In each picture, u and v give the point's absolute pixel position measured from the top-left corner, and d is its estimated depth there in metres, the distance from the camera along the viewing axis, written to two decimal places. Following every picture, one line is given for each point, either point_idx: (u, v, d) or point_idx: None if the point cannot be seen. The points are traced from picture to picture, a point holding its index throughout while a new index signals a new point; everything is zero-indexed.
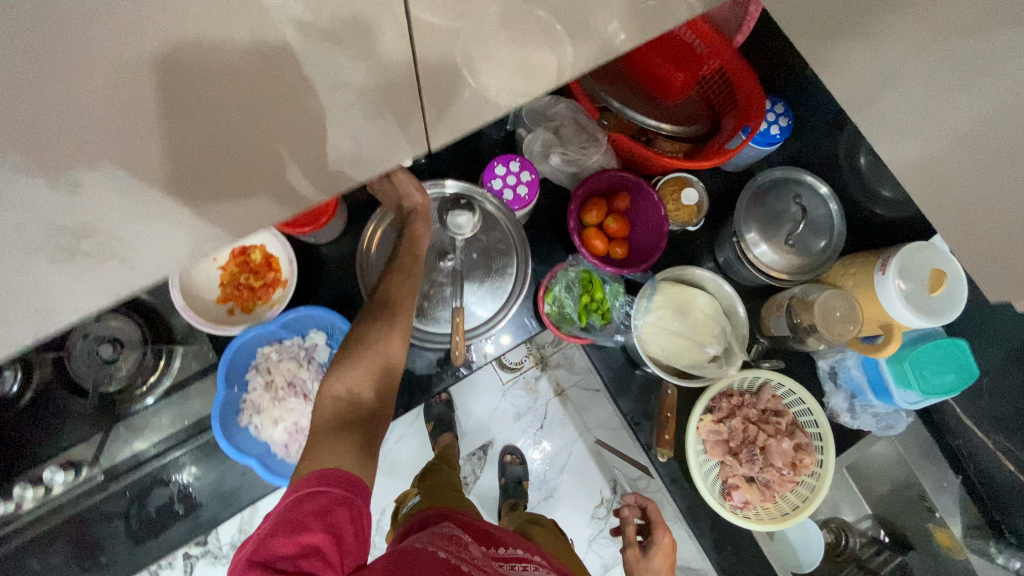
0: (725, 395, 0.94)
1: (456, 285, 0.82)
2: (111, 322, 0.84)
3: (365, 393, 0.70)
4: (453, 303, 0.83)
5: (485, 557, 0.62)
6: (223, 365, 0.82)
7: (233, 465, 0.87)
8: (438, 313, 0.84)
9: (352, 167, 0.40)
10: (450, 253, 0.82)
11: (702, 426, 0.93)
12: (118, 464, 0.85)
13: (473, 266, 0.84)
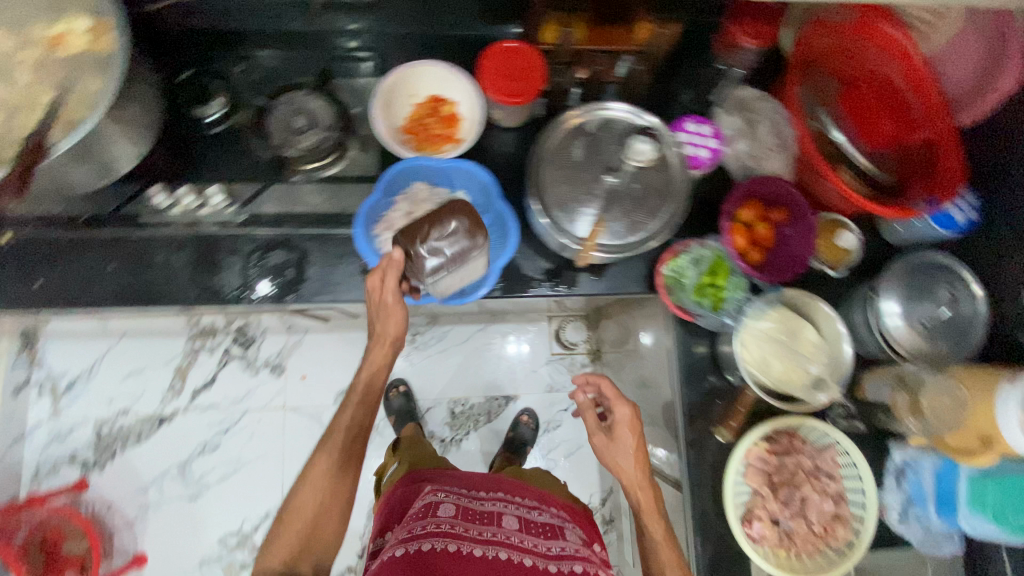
0: (789, 433, 0.94)
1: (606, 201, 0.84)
2: (316, 101, 0.97)
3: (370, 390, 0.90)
4: (593, 213, 0.85)
5: (450, 521, 0.91)
6: (389, 175, 0.92)
7: (345, 264, 0.95)
8: (577, 215, 0.85)
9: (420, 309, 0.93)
10: (616, 172, 0.85)
11: (753, 449, 0.92)
12: (262, 212, 0.96)
13: (630, 194, 0.85)
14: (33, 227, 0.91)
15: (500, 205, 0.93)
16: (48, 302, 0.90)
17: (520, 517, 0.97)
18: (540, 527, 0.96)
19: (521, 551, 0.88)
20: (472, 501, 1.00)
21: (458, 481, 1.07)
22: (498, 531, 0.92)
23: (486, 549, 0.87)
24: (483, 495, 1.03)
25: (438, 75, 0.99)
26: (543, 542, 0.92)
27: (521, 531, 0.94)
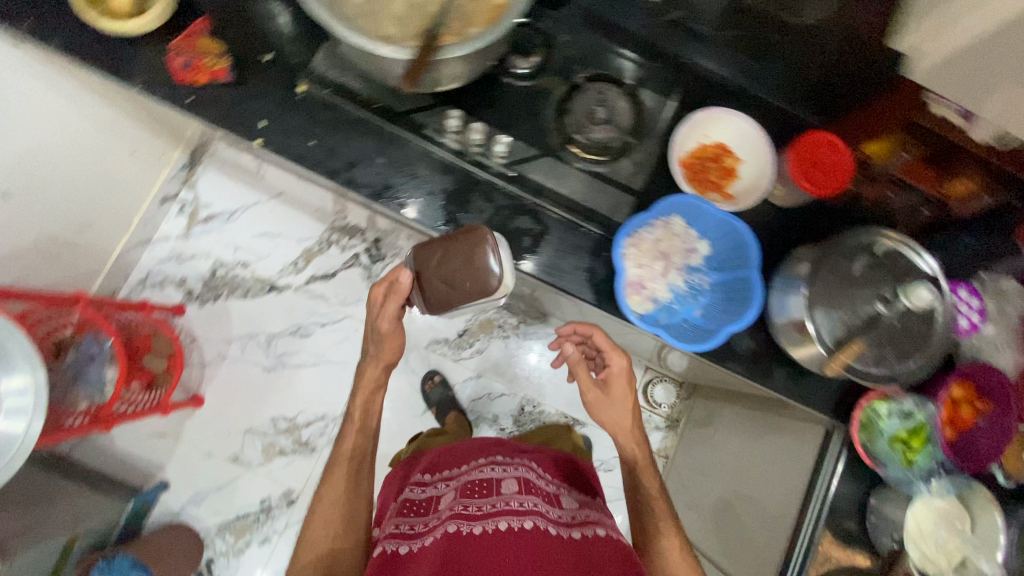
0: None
1: (865, 327, 0.84)
2: (621, 100, 0.97)
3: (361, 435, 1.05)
4: (844, 327, 0.85)
5: (448, 504, 0.94)
6: (667, 201, 0.91)
7: (578, 257, 0.97)
8: (830, 324, 0.85)
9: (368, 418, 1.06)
10: (885, 304, 0.84)
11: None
12: (528, 178, 0.98)
13: (889, 330, 0.84)
14: (331, 93, 0.94)
15: (753, 277, 0.90)
16: (315, 166, 0.94)
17: (516, 478, 0.97)
18: (535, 489, 0.97)
19: (520, 515, 0.87)
20: (467, 476, 1.01)
21: (459, 455, 1.10)
22: (498, 498, 0.91)
23: (484, 516, 0.87)
24: (472, 464, 1.04)
25: (728, 128, 0.98)
26: (544, 503, 0.93)
27: (521, 493, 0.93)
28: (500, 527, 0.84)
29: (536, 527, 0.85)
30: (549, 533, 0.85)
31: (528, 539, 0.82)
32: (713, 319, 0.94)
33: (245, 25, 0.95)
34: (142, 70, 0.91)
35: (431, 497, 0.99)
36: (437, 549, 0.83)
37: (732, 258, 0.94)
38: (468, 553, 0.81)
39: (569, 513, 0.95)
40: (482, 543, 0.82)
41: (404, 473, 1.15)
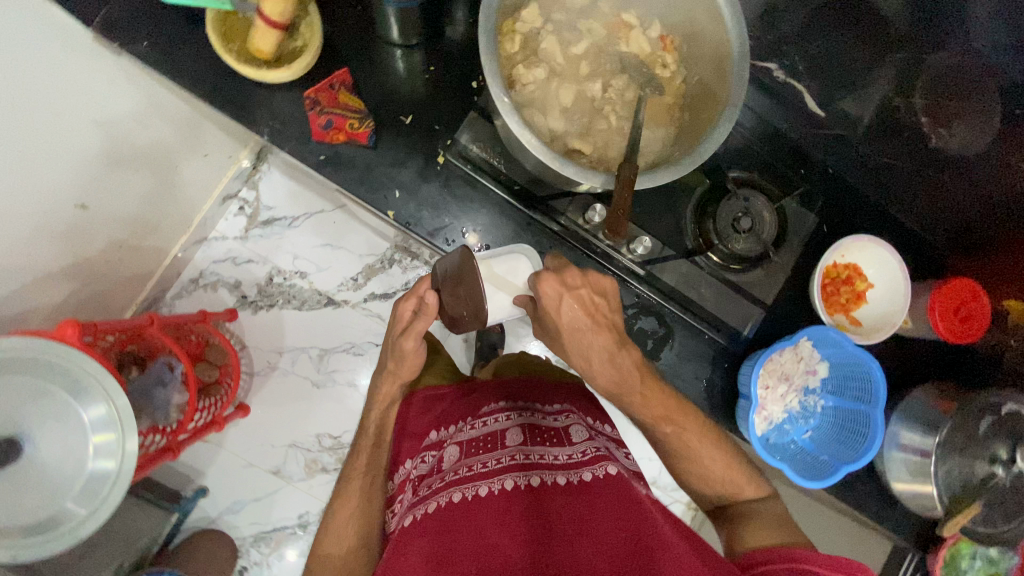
0: None
1: (975, 489, 0.84)
2: (766, 210, 0.91)
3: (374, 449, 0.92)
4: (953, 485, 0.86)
5: (454, 463, 0.79)
6: (807, 333, 0.89)
7: (698, 366, 0.96)
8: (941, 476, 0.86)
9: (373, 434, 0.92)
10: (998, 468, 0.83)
11: None
12: (661, 280, 0.93)
13: (998, 492, 0.84)
14: (472, 168, 0.89)
15: (874, 415, 0.88)
16: (445, 244, 0.90)
17: (519, 427, 0.82)
18: (543, 434, 0.81)
19: (522, 470, 0.72)
20: (471, 427, 0.86)
21: (466, 404, 0.94)
22: (494, 455, 0.76)
23: (480, 476, 0.73)
24: (477, 414, 0.89)
25: (868, 252, 0.93)
26: (548, 451, 0.76)
27: (526, 444, 0.78)
28: (499, 490, 0.70)
29: (541, 483, 0.71)
30: (560, 488, 0.69)
31: (533, 502, 0.68)
32: (824, 446, 0.95)
33: (387, 80, 0.88)
34: (272, 120, 0.85)
35: (435, 460, 0.85)
36: (427, 528, 0.70)
37: (851, 390, 0.93)
38: (461, 532, 0.66)
39: (578, 447, 0.77)
40: (475, 511, 0.68)
41: (415, 404, 0.98)
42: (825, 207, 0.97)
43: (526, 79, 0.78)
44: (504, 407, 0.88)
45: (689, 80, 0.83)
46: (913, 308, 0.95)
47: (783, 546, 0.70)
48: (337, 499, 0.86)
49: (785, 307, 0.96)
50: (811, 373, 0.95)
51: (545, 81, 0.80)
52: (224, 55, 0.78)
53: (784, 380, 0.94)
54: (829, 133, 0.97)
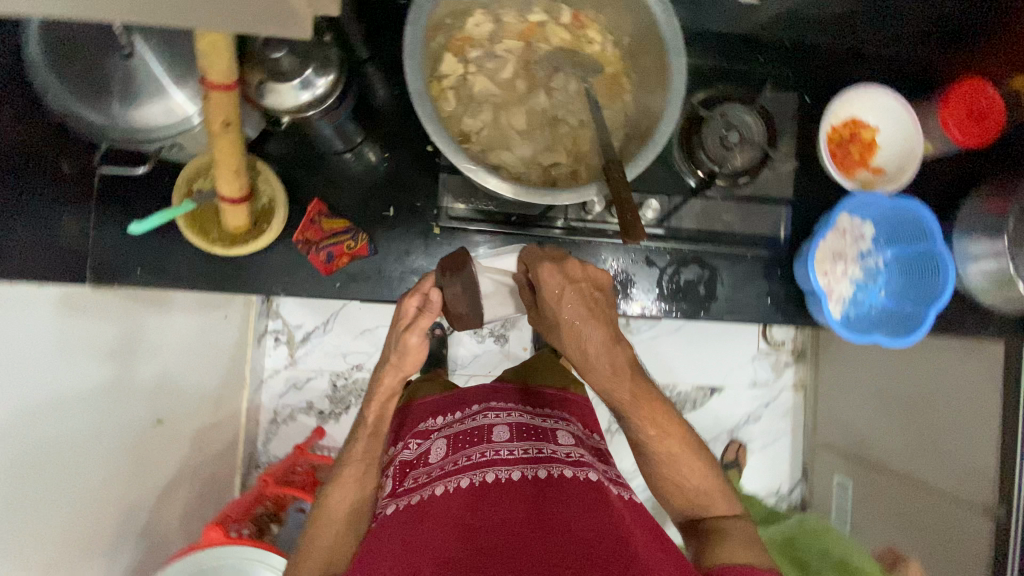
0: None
1: None
2: (747, 116, 0.90)
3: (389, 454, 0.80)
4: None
5: (447, 456, 0.70)
6: (838, 211, 0.89)
7: (755, 286, 0.96)
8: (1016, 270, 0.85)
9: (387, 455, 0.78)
10: None
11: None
12: (684, 228, 0.94)
13: None
14: (468, 223, 0.91)
15: (937, 248, 0.89)
16: None
17: (507, 423, 0.72)
18: (532, 431, 0.72)
19: (510, 463, 0.65)
20: (460, 420, 0.77)
21: (452, 399, 0.83)
22: (485, 448, 0.68)
23: (464, 469, 0.65)
24: (465, 412, 0.79)
25: (859, 99, 0.92)
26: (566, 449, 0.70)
27: (514, 441, 0.69)
28: (484, 481, 0.62)
29: (526, 477, 0.63)
30: (543, 484, 0.62)
31: (541, 490, 0.61)
32: (901, 295, 0.96)
33: (357, 188, 0.91)
34: (277, 276, 0.89)
35: (422, 445, 0.76)
36: (406, 516, 0.63)
37: (904, 235, 0.93)
38: (436, 522, 0.60)
39: (564, 447, 0.69)
40: (456, 505, 0.61)
41: (400, 419, 0.87)
42: (798, 82, 0.97)
43: (476, 127, 0.78)
44: (493, 403, 0.78)
45: (620, 42, 0.80)
46: (926, 134, 0.93)
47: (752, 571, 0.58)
48: (332, 487, 0.70)
49: (806, 194, 0.97)
50: (863, 240, 0.95)
51: (493, 118, 0.79)
52: (213, 249, 0.81)
53: (839, 259, 0.95)
54: (771, 13, 0.92)
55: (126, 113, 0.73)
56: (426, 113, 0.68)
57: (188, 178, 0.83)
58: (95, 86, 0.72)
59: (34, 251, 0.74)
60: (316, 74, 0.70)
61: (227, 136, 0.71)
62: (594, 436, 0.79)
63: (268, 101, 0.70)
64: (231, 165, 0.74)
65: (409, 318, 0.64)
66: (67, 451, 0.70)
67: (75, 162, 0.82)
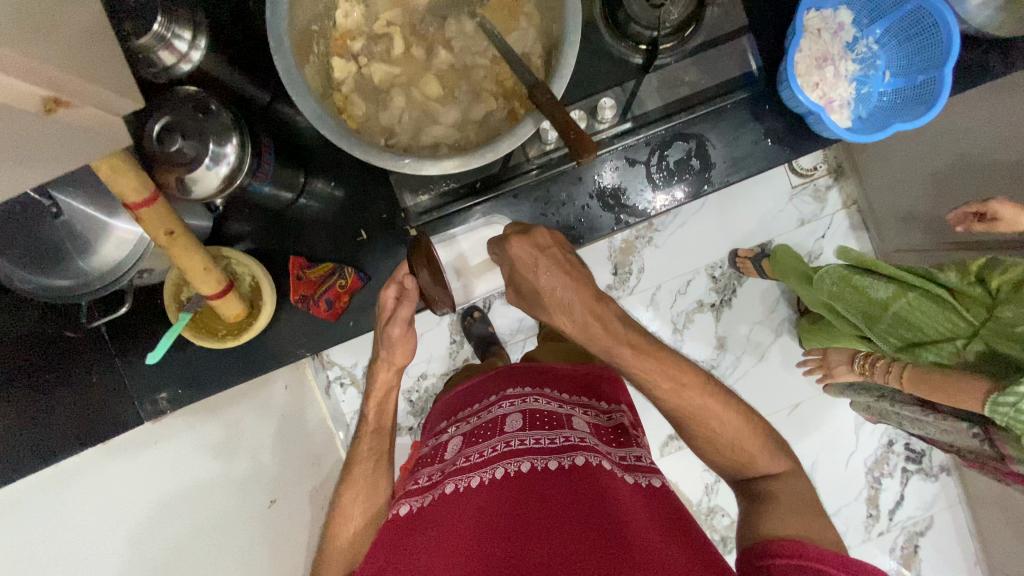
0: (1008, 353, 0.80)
1: None
2: None
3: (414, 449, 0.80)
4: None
5: (463, 452, 0.67)
6: (801, 15, 0.79)
7: (748, 131, 0.88)
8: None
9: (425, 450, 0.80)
10: None
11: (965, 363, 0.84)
12: (649, 112, 0.87)
13: None
14: (439, 209, 0.88)
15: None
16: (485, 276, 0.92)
17: (521, 411, 0.69)
18: (546, 416, 0.68)
19: (519, 454, 0.61)
20: (476, 417, 0.75)
21: (472, 396, 0.83)
22: (497, 440, 0.65)
23: (475, 466, 0.62)
24: (481, 405, 0.77)
25: None
26: (589, 435, 0.66)
27: (527, 429, 0.66)
28: (493, 478, 0.59)
29: (535, 469, 0.59)
30: (551, 475, 0.58)
31: (575, 480, 0.58)
32: (909, 68, 0.84)
33: (323, 229, 0.90)
34: (292, 342, 0.92)
35: (439, 446, 0.75)
36: (432, 516, 0.59)
37: (885, 1, 0.83)
38: (447, 525, 0.56)
39: (577, 434, 0.65)
40: (489, 497, 0.58)
41: (436, 414, 0.89)
42: None
43: (395, 117, 0.74)
44: (509, 391, 0.76)
45: None
46: None
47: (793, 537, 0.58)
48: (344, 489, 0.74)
49: (762, 12, 0.87)
50: (842, 31, 0.85)
51: (408, 99, 0.75)
52: (227, 343, 0.83)
53: (827, 62, 0.84)
54: None
55: (93, 262, 0.76)
56: (335, 130, 0.65)
57: (172, 292, 0.83)
58: (49, 255, 0.74)
59: (76, 422, 0.78)
60: (220, 145, 0.68)
61: (179, 243, 0.71)
62: (614, 413, 0.76)
63: (195, 193, 0.69)
64: (199, 266, 0.74)
65: (388, 311, 0.74)
66: (190, 547, 0.76)
67: (75, 326, 0.85)
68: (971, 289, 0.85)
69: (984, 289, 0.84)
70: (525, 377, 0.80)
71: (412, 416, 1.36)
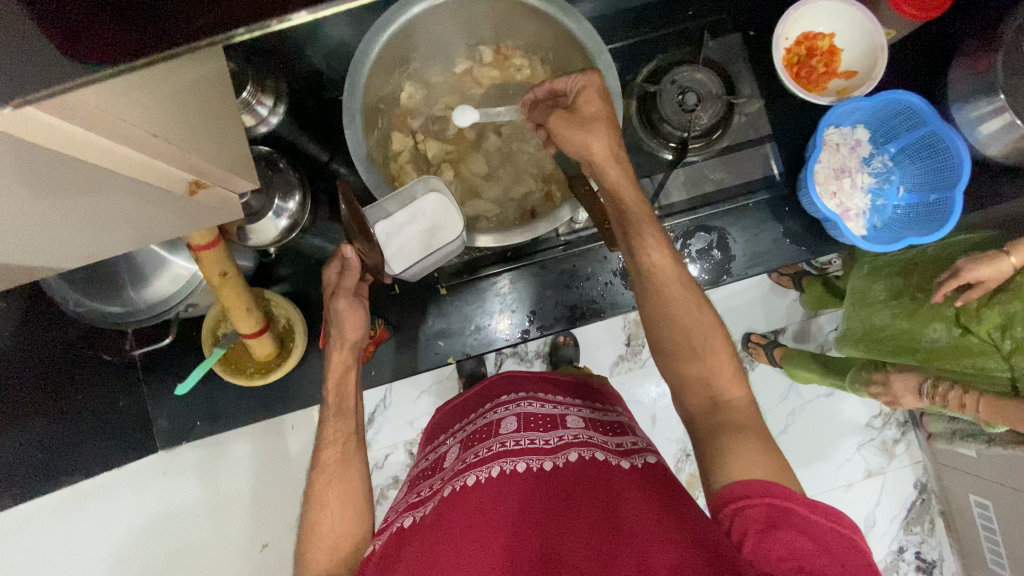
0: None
1: None
2: (697, 73, 0.88)
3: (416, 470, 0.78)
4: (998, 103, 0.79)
5: (460, 457, 0.67)
6: (822, 131, 0.86)
7: (768, 229, 0.94)
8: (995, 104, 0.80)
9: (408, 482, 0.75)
10: None
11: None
12: (675, 203, 0.93)
13: None
14: (470, 273, 0.94)
15: (939, 128, 0.83)
16: (507, 339, 0.96)
17: (515, 414, 0.70)
18: (540, 419, 0.69)
19: (516, 453, 0.61)
20: (470, 426, 0.75)
21: (468, 406, 0.83)
22: (493, 441, 0.65)
23: (472, 465, 0.61)
24: (477, 413, 0.78)
25: (810, 12, 0.88)
26: (585, 431, 0.66)
27: (523, 430, 0.66)
28: (492, 476, 0.58)
29: (530, 469, 0.59)
30: (547, 475, 0.58)
31: (569, 476, 0.58)
32: (920, 186, 0.90)
33: None
34: (313, 382, 0.95)
35: (438, 458, 0.74)
36: (433, 514, 0.57)
37: (899, 126, 0.90)
38: (443, 522, 0.55)
39: (571, 432, 0.66)
40: (485, 495, 0.56)
41: (427, 435, 0.90)
42: (738, 20, 0.94)
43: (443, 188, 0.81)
44: (501, 400, 0.76)
45: (546, 58, 0.80)
46: (887, 19, 0.88)
47: (747, 479, 0.51)
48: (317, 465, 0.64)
49: (785, 122, 0.95)
50: (860, 147, 0.91)
51: (455, 173, 0.82)
52: (255, 382, 0.86)
53: (844, 174, 0.90)
54: None
55: (141, 295, 0.81)
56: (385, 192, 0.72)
57: (211, 327, 0.87)
58: (102, 283, 0.79)
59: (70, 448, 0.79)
60: (284, 201, 0.75)
61: (229, 284, 0.75)
62: (610, 413, 0.77)
63: (252, 241, 0.75)
64: (241, 306, 0.78)
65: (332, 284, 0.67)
66: None
67: (112, 350, 0.89)
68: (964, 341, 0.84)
69: (978, 336, 0.83)
70: (518, 380, 0.81)
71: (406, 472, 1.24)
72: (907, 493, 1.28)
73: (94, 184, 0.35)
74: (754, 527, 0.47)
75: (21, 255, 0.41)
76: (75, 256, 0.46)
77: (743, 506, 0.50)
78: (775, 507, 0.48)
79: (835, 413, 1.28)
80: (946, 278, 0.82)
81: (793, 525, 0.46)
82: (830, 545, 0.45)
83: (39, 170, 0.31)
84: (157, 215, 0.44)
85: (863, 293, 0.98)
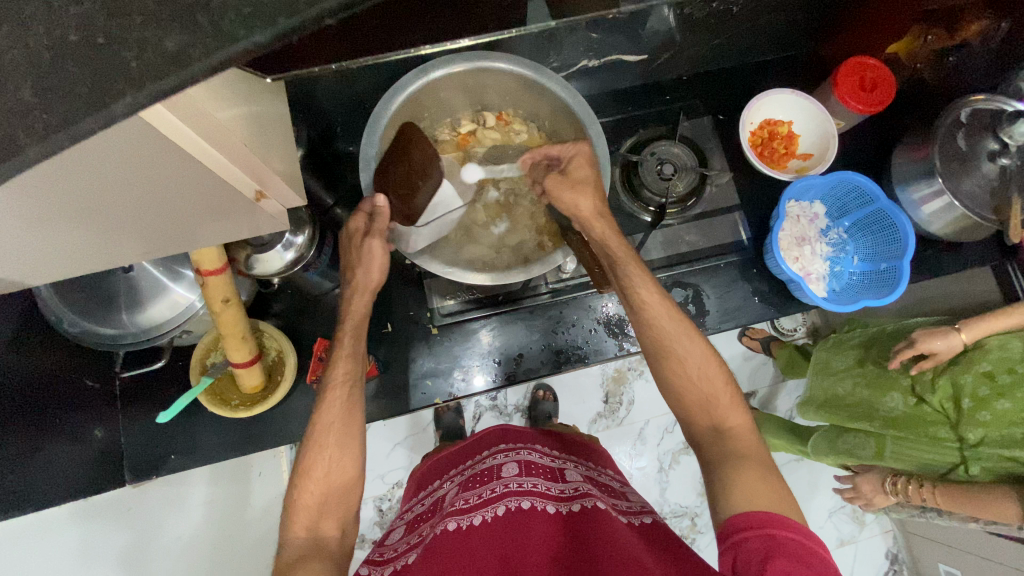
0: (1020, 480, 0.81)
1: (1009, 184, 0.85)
2: (673, 148, 0.99)
3: (406, 518, 0.78)
4: (933, 183, 0.92)
5: (457, 496, 0.69)
6: (784, 201, 0.96)
7: (739, 288, 1.03)
8: (933, 183, 0.92)
9: (399, 532, 0.75)
10: (1007, 154, 0.85)
11: (998, 474, 0.82)
12: (656, 259, 1.00)
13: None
14: (462, 314, 0.99)
15: (886, 205, 0.95)
16: (494, 380, 1.00)
17: (517, 460, 0.73)
18: (542, 468, 0.72)
19: (521, 494, 0.65)
20: (469, 468, 0.78)
21: (465, 451, 0.86)
22: (495, 483, 0.68)
23: (476, 505, 0.64)
24: (475, 459, 0.80)
25: (770, 104, 1.01)
26: (587, 483, 0.69)
27: (525, 475, 0.69)
28: (497, 515, 0.62)
29: (533, 507, 0.62)
30: (547, 516, 0.62)
31: (568, 530, 0.60)
32: (873, 256, 1.00)
33: None
34: (300, 417, 0.95)
35: (435, 501, 0.75)
36: (433, 549, 0.59)
37: (851, 201, 1.01)
38: (447, 555, 0.57)
39: (573, 482, 0.69)
40: (489, 534, 0.59)
41: (412, 484, 0.89)
42: (709, 107, 1.08)
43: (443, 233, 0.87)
44: (502, 446, 0.80)
45: (542, 125, 0.91)
46: (835, 113, 1.02)
47: (765, 508, 0.53)
48: (310, 453, 0.65)
49: (749, 195, 1.07)
50: (819, 220, 1.02)
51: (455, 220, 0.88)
52: (238, 413, 0.85)
53: (805, 242, 1.01)
54: (660, 62, 1.02)
55: (134, 318, 0.81)
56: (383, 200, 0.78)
57: (201, 356, 0.87)
58: (101, 304, 0.80)
59: (38, 477, 0.76)
60: (293, 235, 0.80)
61: (229, 311, 0.75)
62: (606, 472, 0.79)
63: (257, 270, 0.79)
64: (237, 334, 0.79)
65: (363, 229, 0.73)
66: None
67: (97, 375, 0.89)
68: (920, 410, 0.88)
69: (931, 406, 0.87)
70: (514, 431, 0.85)
71: (378, 528, 1.18)
72: (879, 560, 1.30)
73: (154, 163, 0.34)
74: (753, 558, 0.49)
75: (60, 250, 0.41)
76: (49, 246, 0.39)
77: (741, 537, 0.51)
78: (770, 534, 0.50)
79: (807, 479, 1.31)
80: (904, 347, 0.87)
81: (786, 552, 0.48)
82: (815, 564, 0.48)
83: (136, 143, 0.32)
84: (193, 205, 0.41)
85: (826, 362, 1.04)
